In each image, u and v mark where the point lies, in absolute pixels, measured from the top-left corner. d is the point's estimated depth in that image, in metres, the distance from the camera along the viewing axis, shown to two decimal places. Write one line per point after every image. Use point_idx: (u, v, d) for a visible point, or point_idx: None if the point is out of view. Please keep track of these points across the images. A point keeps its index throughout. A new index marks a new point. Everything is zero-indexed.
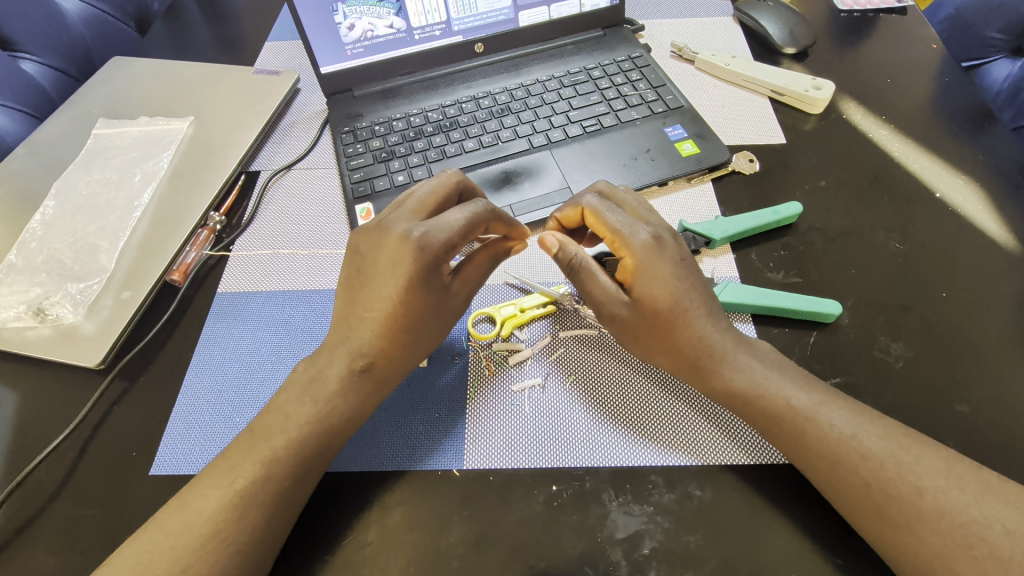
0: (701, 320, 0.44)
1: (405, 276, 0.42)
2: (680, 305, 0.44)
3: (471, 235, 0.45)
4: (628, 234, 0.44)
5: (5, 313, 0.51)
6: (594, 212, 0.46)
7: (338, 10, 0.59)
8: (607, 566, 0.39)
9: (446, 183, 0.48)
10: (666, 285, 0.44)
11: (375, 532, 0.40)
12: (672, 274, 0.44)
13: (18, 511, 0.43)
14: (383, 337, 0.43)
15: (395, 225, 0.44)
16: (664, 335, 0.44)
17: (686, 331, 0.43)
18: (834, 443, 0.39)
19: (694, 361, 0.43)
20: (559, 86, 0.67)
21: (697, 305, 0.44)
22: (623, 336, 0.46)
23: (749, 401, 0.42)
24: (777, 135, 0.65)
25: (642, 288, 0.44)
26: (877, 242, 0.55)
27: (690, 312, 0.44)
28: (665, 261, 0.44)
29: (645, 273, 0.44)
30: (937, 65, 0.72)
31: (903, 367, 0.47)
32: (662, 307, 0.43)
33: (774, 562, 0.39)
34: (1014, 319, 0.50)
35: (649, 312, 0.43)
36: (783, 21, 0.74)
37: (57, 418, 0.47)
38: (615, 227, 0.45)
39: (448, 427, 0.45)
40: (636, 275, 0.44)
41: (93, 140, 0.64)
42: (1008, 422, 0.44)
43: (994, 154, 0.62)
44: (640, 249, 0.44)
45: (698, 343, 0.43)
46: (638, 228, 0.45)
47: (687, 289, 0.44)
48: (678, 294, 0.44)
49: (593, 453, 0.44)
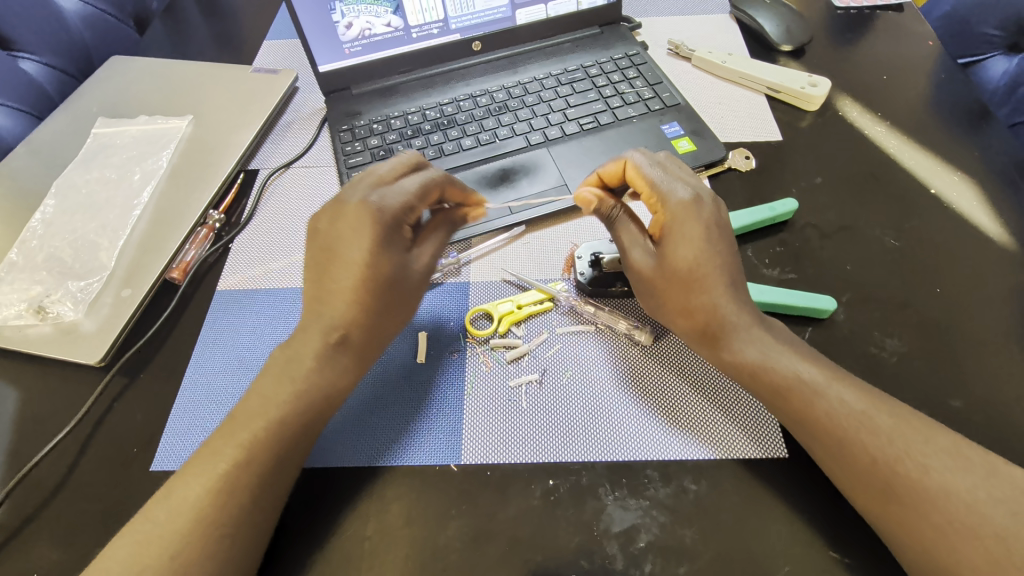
0: (722, 290, 0.44)
1: (370, 239, 0.43)
2: (701, 268, 0.44)
3: (426, 199, 0.48)
4: (668, 192, 0.46)
5: (6, 310, 0.51)
6: (636, 168, 0.48)
7: (335, 8, 0.60)
8: (604, 559, 0.39)
9: (402, 162, 0.50)
10: (693, 245, 0.44)
11: (373, 527, 0.41)
12: (700, 234, 0.45)
13: (19, 506, 0.43)
14: (343, 313, 0.43)
15: (352, 196, 0.46)
16: (682, 294, 0.44)
17: (702, 296, 0.44)
18: (843, 417, 0.39)
19: (705, 324, 0.44)
20: (557, 84, 0.67)
21: (723, 272, 0.44)
22: (642, 290, 0.47)
23: (756, 372, 0.42)
24: (773, 132, 0.65)
25: (669, 243, 0.45)
26: (872, 238, 0.55)
27: (713, 278, 0.44)
28: (699, 221, 0.45)
29: (672, 228, 0.45)
30: (934, 62, 0.72)
31: (897, 362, 0.48)
32: (684, 264, 0.44)
33: (769, 556, 0.39)
34: (1007, 313, 0.50)
35: (669, 267, 0.45)
36: (779, 18, 0.74)
37: (58, 415, 0.48)
38: (654, 183, 0.47)
39: (445, 423, 0.46)
40: (668, 230, 0.45)
41: (92, 139, 0.64)
42: (1002, 415, 0.45)
43: (989, 151, 0.62)
44: (677, 206, 0.45)
45: (711, 311, 0.43)
46: (680, 188, 0.47)
47: (712, 255, 0.44)
48: (701, 257, 0.44)
49: (597, 445, 0.44)
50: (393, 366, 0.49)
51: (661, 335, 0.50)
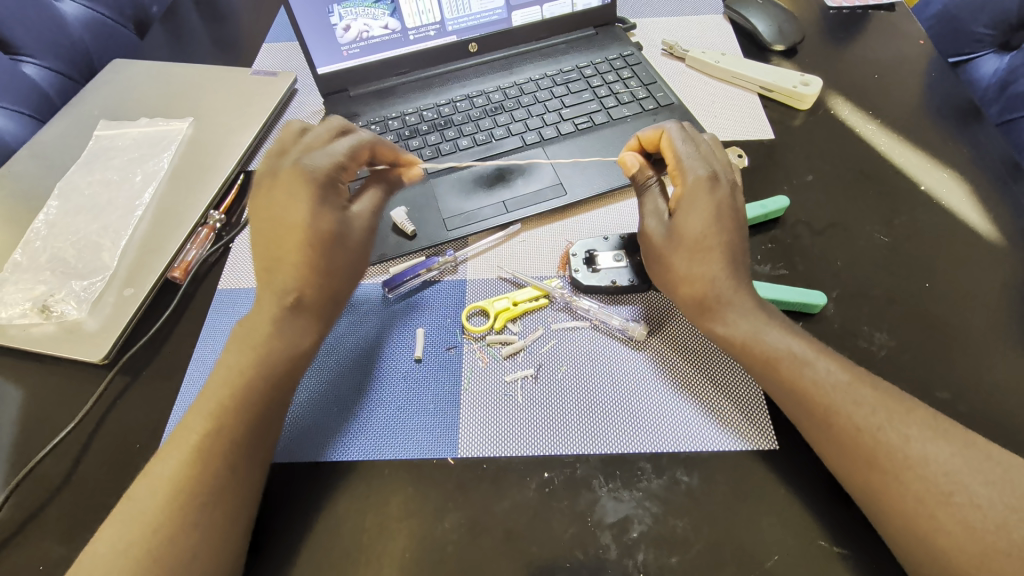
0: (723, 263, 0.47)
1: (307, 198, 0.47)
2: (707, 239, 0.47)
3: (357, 160, 0.51)
4: (689, 167, 0.49)
5: (10, 310, 0.52)
6: (669, 140, 0.52)
7: (333, 11, 0.61)
8: (598, 549, 0.40)
9: (329, 128, 0.53)
10: (703, 216, 0.47)
11: (372, 519, 0.42)
12: (713, 208, 0.48)
13: (25, 501, 0.44)
14: (291, 268, 0.46)
15: (285, 165, 0.49)
16: (686, 260, 0.47)
17: (704, 265, 0.46)
18: (829, 388, 0.41)
19: (701, 293, 0.46)
20: (553, 84, 0.68)
21: (729, 248, 0.47)
22: (650, 254, 0.50)
23: (746, 343, 0.44)
24: (764, 130, 0.66)
25: (681, 211, 0.48)
26: (862, 234, 0.56)
27: (717, 249, 0.47)
28: (712, 197, 0.48)
29: (688, 200, 0.48)
30: (924, 61, 0.73)
31: (886, 355, 0.48)
32: (691, 232, 0.47)
33: (760, 546, 0.40)
34: (995, 307, 0.51)
35: (678, 234, 0.48)
36: (772, 18, 0.75)
37: (61, 412, 0.49)
38: (680, 157, 0.50)
39: (442, 418, 0.46)
40: (683, 200, 0.48)
41: (94, 141, 0.65)
42: (989, 406, 0.46)
43: (978, 148, 0.63)
44: (694, 181, 0.49)
45: (710, 282, 0.46)
46: (701, 166, 0.49)
47: (719, 231, 0.47)
48: (708, 229, 0.47)
49: (589, 435, 0.45)
50: (367, 364, 0.50)
51: (655, 330, 0.51)
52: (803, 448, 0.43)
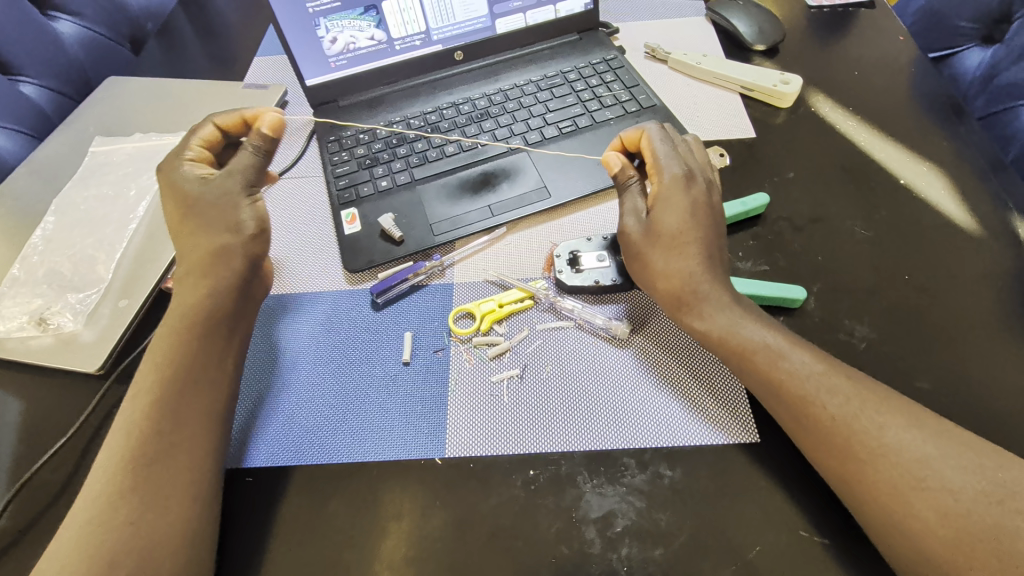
0: (699, 258, 0.48)
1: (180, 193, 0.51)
2: (684, 235, 0.48)
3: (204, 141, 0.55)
4: (666, 167, 0.51)
5: (8, 323, 0.53)
6: (648, 140, 0.53)
7: (320, 24, 0.62)
8: (582, 544, 0.41)
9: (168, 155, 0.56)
10: (680, 214, 0.49)
11: (361, 519, 0.43)
12: (688, 206, 0.49)
13: (24, 509, 0.45)
14: (200, 239, 0.49)
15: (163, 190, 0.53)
16: (664, 254, 0.48)
17: (680, 260, 0.48)
18: (803, 376, 0.42)
19: (677, 288, 0.47)
20: (537, 90, 0.69)
21: (704, 245, 0.49)
22: (628, 249, 0.51)
23: (723, 337, 0.45)
24: (746, 128, 0.67)
25: (660, 208, 0.50)
26: (843, 229, 0.57)
27: (693, 245, 0.48)
28: (688, 195, 0.50)
29: (665, 198, 0.50)
30: (905, 57, 0.74)
31: (866, 348, 0.49)
32: (669, 228, 0.49)
33: (741, 538, 0.40)
34: (975, 297, 0.52)
35: (657, 230, 0.49)
36: (753, 19, 0.76)
37: (59, 422, 0.50)
38: (658, 156, 0.52)
39: (430, 419, 0.47)
40: (661, 197, 0.50)
41: (90, 157, 0.67)
42: (968, 395, 0.46)
43: (957, 141, 0.64)
44: (671, 180, 0.50)
45: (687, 276, 0.47)
46: (677, 166, 0.51)
47: (694, 228, 0.49)
48: (685, 226, 0.49)
49: (571, 431, 0.46)
50: (355, 367, 0.51)
51: (639, 328, 0.52)
52: (784, 440, 0.44)
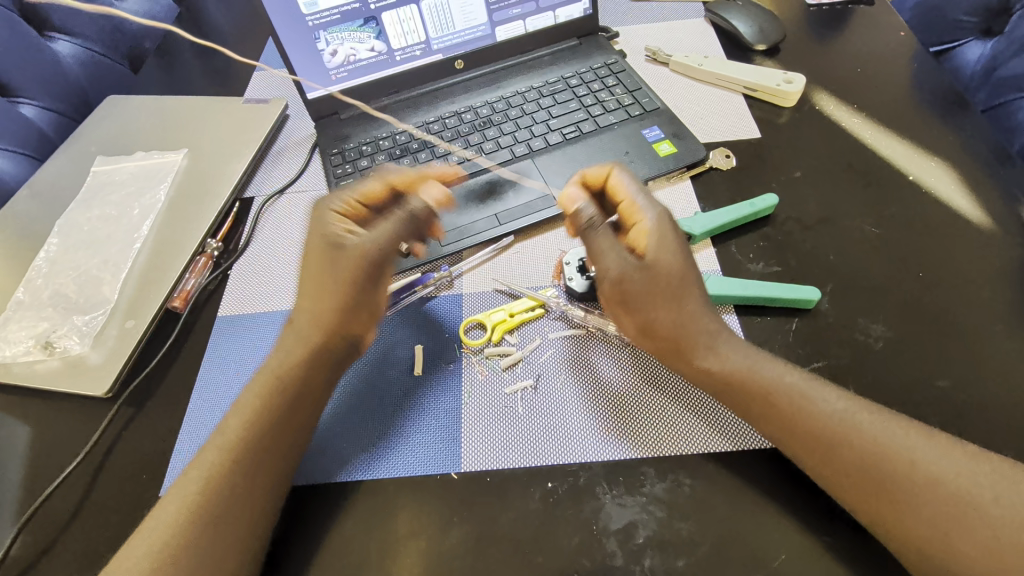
0: (697, 299, 0.46)
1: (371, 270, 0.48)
2: (682, 280, 0.46)
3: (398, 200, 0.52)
4: (646, 206, 0.48)
5: (14, 348, 0.53)
6: (618, 182, 0.49)
7: (320, 37, 0.62)
8: (604, 557, 0.40)
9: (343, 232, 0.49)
10: (676, 256, 0.46)
11: (378, 537, 0.42)
12: (682, 247, 0.47)
13: (35, 537, 0.45)
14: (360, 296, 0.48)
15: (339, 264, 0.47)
16: (669, 302, 0.46)
17: (684, 309, 0.46)
18: None
19: (687, 335, 0.45)
20: (539, 96, 0.69)
21: (699, 288, 0.47)
22: (629, 300, 0.46)
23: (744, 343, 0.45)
24: (750, 129, 0.67)
25: (654, 253, 0.46)
26: (854, 227, 0.57)
27: (691, 288, 0.46)
28: (675, 234, 0.47)
29: (659, 240, 0.47)
30: (907, 51, 0.74)
31: (883, 347, 0.49)
32: (669, 273, 0.46)
33: (766, 545, 0.40)
34: (992, 292, 0.51)
35: (658, 276, 0.46)
36: (753, 19, 0.76)
37: (68, 447, 0.49)
38: (636, 195, 0.49)
39: (445, 433, 0.47)
40: (652, 240, 0.46)
41: (92, 177, 0.67)
42: (989, 391, 0.46)
43: (964, 135, 0.63)
44: (658, 219, 0.47)
45: (694, 321, 0.46)
46: (655, 202, 0.49)
47: (687, 268, 0.47)
48: (682, 269, 0.46)
49: (586, 447, 0.45)
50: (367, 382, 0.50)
51: None
52: None
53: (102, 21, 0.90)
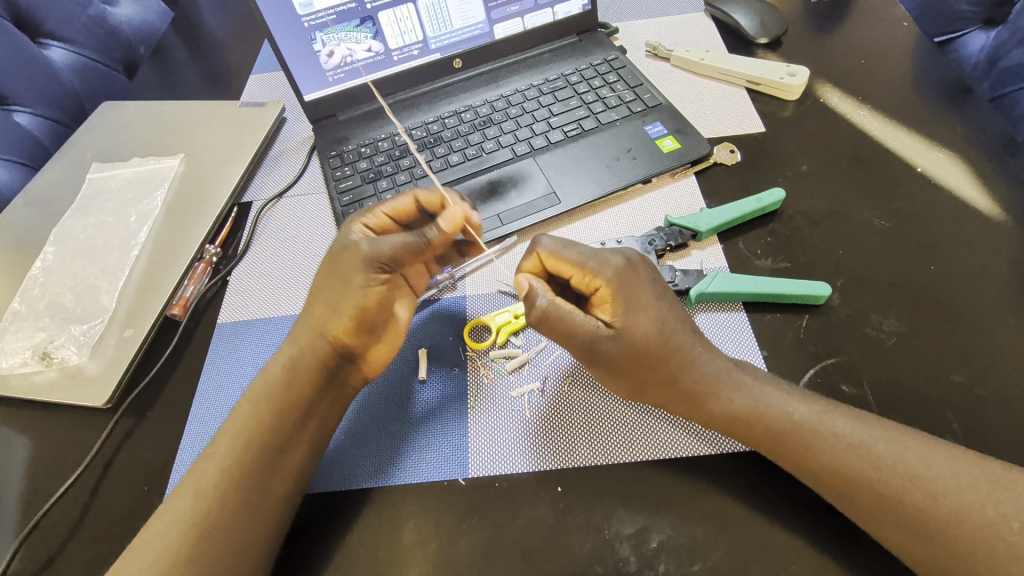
0: (691, 343, 0.44)
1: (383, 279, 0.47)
2: (668, 335, 0.43)
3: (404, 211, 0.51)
4: (597, 267, 0.43)
5: (11, 359, 0.52)
6: (554, 252, 0.44)
7: (316, 38, 0.61)
8: (617, 563, 0.39)
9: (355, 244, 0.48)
10: (651, 314, 0.43)
11: (386, 546, 0.41)
12: (648, 299, 0.43)
13: (36, 552, 0.44)
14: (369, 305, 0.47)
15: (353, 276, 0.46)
16: (661, 368, 0.42)
17: (683, 364, 0.43)
18: None
19: (685, 389, 0.43)
20: (539, 94, 0.68)
21: (683, 333, 0.44)
22: (621, 377, 0.43)
23: None
24: (754, 123, 0.66)
25: (627, 319, 0.42)
26: (862, 221, 0.56)
27: (681, 336, 0.43)
28: (640, 286, 0.43)
29: (624, 303, 0.43)
30: (911, 42, 0.73)
31: (896, 342, 0.48)
32: (652, 335, 0.42)
33: (780, 547, 0.39)
34: (1006, 285, 0.50)
35: (641, 343, 0.42)
36: (754, 12, 0.75)
37: (68, 459, 0.48)
38: (579, 259, 0.44)
39: (452, 438, 0.46)
40: (620, 304, 0.43)
41: (88, 184, 0.66)
42: (1006, 386, 0.45)
43: (972, 125, 0.63)
44: (613, 277, 0.43)
45: (694, 369, 0.43)
46: (604, 258, 0.44)
47: (668, 318, 0.43)
48: (662, 324, 0.43)
49: (595, 454, 0.44)
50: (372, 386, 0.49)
51: None
52: None
53: (96, 27, 0.89)
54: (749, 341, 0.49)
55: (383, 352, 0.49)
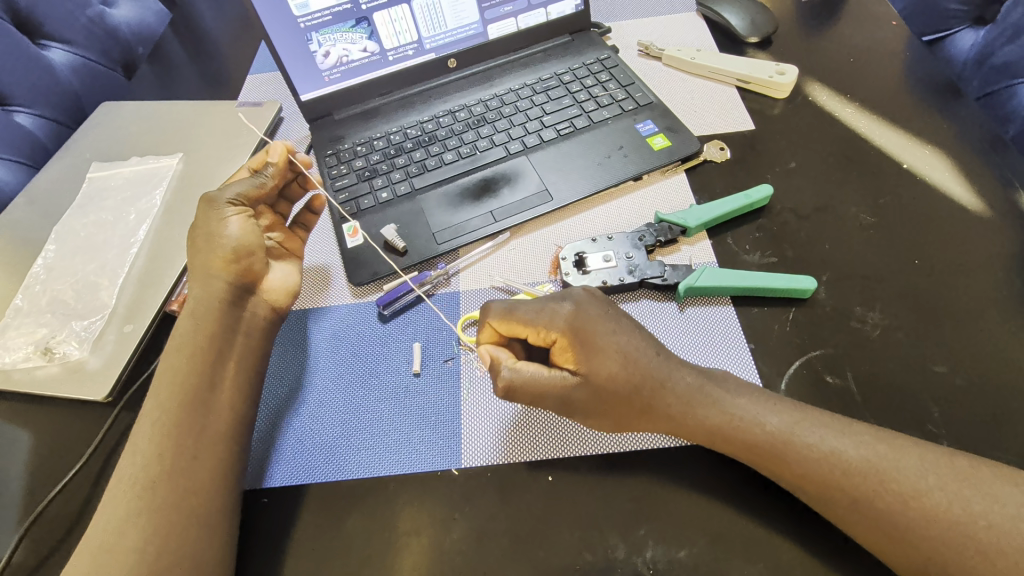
0: (662, 368, 0.43)
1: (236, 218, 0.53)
2: (635, 369, 0.42)
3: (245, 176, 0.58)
4: (547, 321, 0.43)
5: (13, 355, 0.53)
6: (503, 315, 0.44)
7: (312, 38, 0.62)
8: (606, 549, 0.40)
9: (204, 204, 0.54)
10: (613, 352, 0.42)
11: (381, 534, 0.42)
12: (605, 340, 0.42)
13: (39, 542, 0.45)
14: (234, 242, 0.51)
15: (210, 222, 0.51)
16: (635, 402, 0.42)
17: (653, 395, 0.42)
18: None
19: (664, 417, 0.42)
20: (532, 93, 0.69)
21: (652, 360, 0.43)
22: (599, 419, 0.43)
23: None
24: (744, 121, 0.67)
25: (589, 365, 0.42)
26: (849, 216, 0.57)
27: (648, 366, 0.43)
28: (595, 327, 0.43)
29: (582, 348, 0.42)
30: (900, 40, 0.74)
31: (880, 335, 0.49)
32: (620, 373, 0.42)
33: (762, 534, 0.40)
34: (989, 279, 0.51)
35: (610, 383, 0.41)
36: (744, 12, 0.76)
37: (69, 452, 0.49)
38: (529, 319, 0.43)
39: (444, 431, 0.47)
40: (578, 352, 0.42)
41: (88, 183, 0.67)
42: (987, 378, 0.46)
43: (958, 123, 0.64)
44: (566, 326, 0.42)
45: (667, 396, 0.42)
46: (551, 310, 0.44)
47: (631, 352, 0.43)
48: (626, 360, 0.42)
49: (570, 459, 0.44)
50: (365, 379, 0.50)
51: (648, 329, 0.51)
52: None
53: (96, 28, 0.90)
54: (737, 334, 0.50)
55: (276, 279, 0.54)
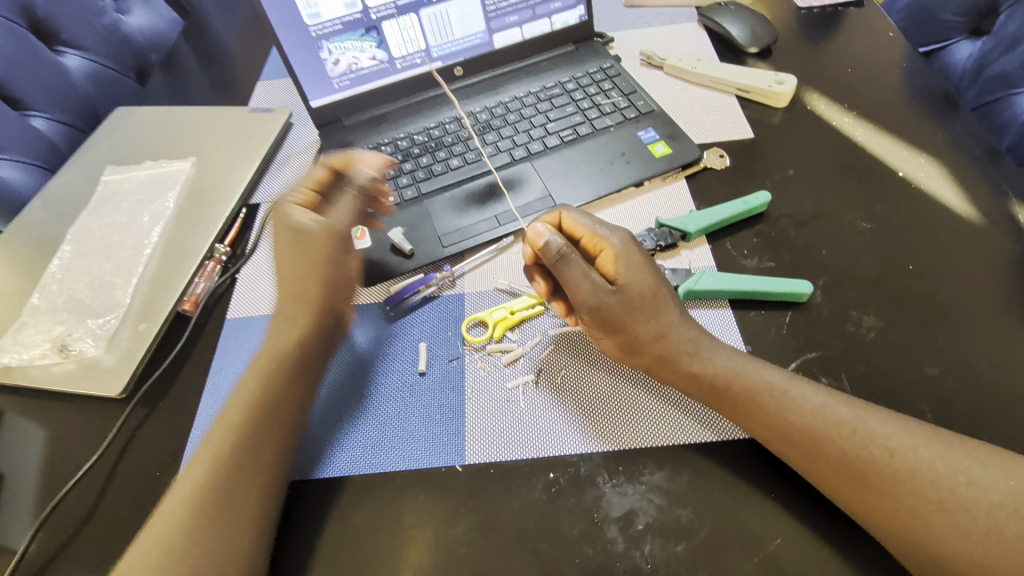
0: (673, 309, 0.49)
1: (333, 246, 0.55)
2: (655, 293, 0.48)
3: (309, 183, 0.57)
4: (607, 234, 0.50)
5: (31, 351, 0.54)
6: (575, 214, 0.51)
7: (323, 47, 0.64)
8: (605, 543, 0.41)
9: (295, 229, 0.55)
10: (645, 276, 0.49)
11: (386, 528, 0.43)
12: (646, 266, 0.50)
13: (54, 533, 0.46)
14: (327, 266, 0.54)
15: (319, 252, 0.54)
16: (648, 318, 0.47)
17: (662, 318, 0.48)
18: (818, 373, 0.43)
19: (673, 347, 0.47)
20: (537, 101, 0.71)
21: (669, 297, 0.49)
22: (613, 328, 0.47)
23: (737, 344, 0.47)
24: (744, 130, 0.68)
25: (626, 276, 0.48)
26: (845, 222, 0.58)
27: (665, 299, 0.49)
28: (638, 253, 0.50)
29: (625, 261, 0.49)
30: (896, 51, 0.75)
31: (875, 337, 0.50)
32: (644, 290, 0.48)
33: (759, 530, 0.41)
34: (981, 284, 0.52)
35: (635, 295, 0.48)
36: (744, 23, 0.77)
37: (84, 446, 0.50)
38: (592, 227, 0.50)
39: (448, 428, 0.48)
40: (621, 264, 0.49)
41: (103, 186, 0.68)
42: (978, 380, 0.47)
43: (952, 132, 0.65)
44: (621, 243, 0.49)
45: (673, 331, 0.47)
46: (614, 230, 0.51)
47: (656, 283, 0.49)
48: (653, 284, 0.49)
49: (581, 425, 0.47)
50: (371, 378, 0.52)
51: None
52: None
53: (109, 35, 0.93)
54: (735, 336, 0.51)
55: None
